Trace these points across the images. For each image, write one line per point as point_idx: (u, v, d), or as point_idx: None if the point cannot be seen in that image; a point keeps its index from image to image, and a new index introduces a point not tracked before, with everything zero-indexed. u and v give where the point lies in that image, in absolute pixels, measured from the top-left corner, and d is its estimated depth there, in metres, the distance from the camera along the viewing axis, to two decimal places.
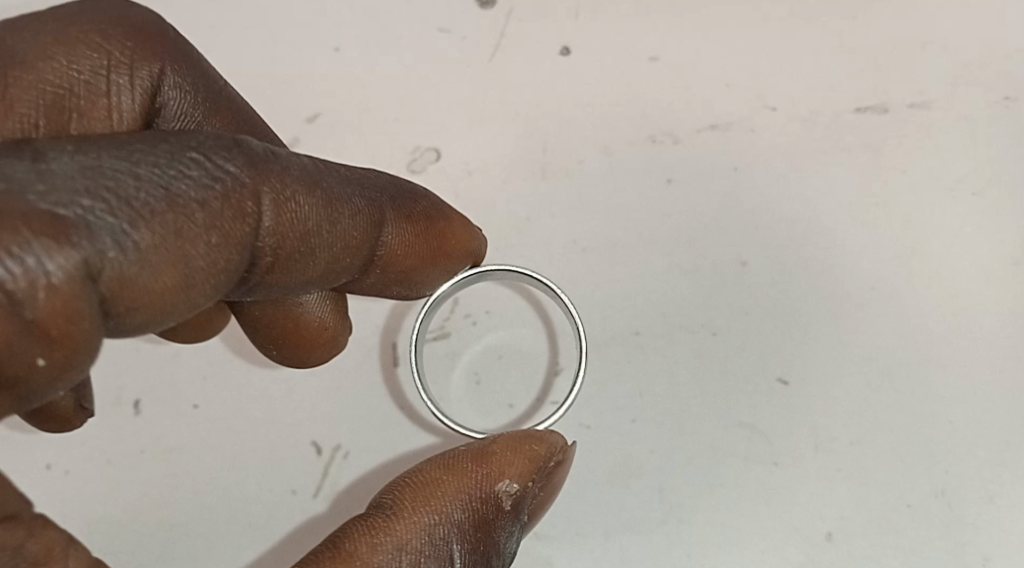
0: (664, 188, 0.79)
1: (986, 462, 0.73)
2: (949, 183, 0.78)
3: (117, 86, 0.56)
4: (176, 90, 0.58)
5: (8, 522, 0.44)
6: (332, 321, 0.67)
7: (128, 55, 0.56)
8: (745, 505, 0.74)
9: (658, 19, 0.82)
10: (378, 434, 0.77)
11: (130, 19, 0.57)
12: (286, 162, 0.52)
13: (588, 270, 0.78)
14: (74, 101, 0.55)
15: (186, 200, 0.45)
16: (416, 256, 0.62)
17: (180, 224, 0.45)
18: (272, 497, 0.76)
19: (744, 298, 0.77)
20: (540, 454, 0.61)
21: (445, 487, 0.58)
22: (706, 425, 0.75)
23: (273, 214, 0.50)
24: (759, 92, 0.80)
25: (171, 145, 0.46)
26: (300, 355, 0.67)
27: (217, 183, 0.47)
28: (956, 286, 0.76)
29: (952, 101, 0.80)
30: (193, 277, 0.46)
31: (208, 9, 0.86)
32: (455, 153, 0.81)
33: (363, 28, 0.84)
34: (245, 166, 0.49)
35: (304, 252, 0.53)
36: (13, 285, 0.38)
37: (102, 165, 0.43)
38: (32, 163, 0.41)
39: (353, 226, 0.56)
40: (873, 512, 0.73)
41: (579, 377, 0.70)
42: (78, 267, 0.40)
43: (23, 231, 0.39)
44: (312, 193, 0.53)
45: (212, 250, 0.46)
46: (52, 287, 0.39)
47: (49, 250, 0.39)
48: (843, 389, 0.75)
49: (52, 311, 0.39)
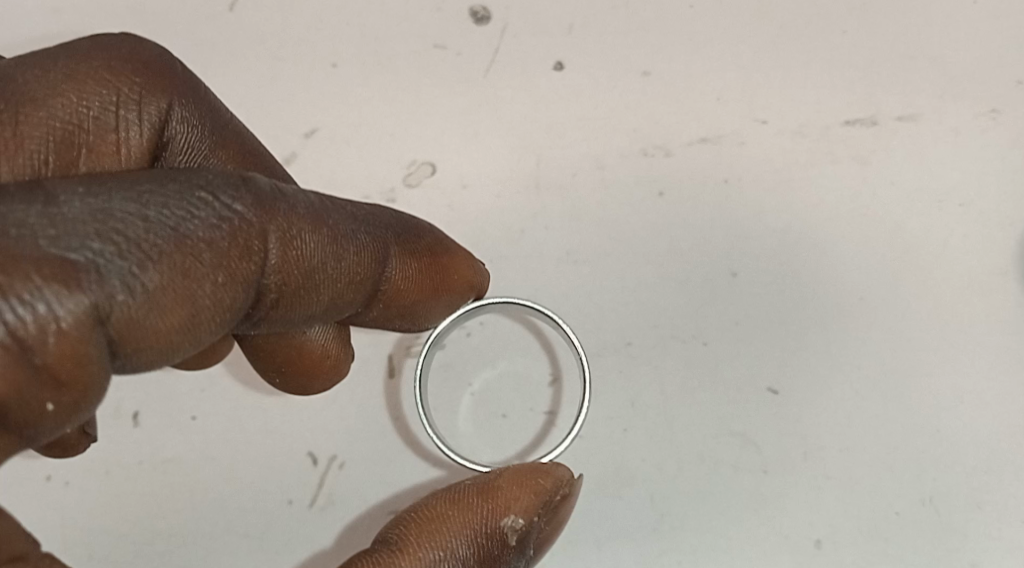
0: (655, 202, 0.75)
1: (974, 469, 0.69)
2: (937, 193, 0.73)
3: (127, 122, 0.53)
4: (183, 124, 0.56)
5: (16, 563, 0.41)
6: (335, 349, 0.63)
7: (138, 91, 0.54)
8: (736, 512, 0.69)
9: (652, 35, 0.78)
10: (377, 445, 0.72)
11: (139, 55, 0.55)
12: (294, 198, 0.48)
13: (580, 281, 0.74)
14: (84, 138, 0.52)
15: (195, 241, 0.42)
16: (421, 291, 0.59)
17: (186, 264, 0.42)
18: (267, 507, 0.72)
19: (735, 308, 0.72)
20: (545, 488, 0.58)
21: (450, 522, 0.55)
22: (698, 434, 0.71)
23: (279, 252, 0.47)
24: (750, 104, 0.76)
25: (179, 183, 0.43)
26: (302, 382, 0.64)
27: (224, 223, 0.44)
28: (981, 292, 0.71)
29: (975, 101, 0.75)
30: (199, 316, 0.43)
31: (205, 21, 0.82)
32: (451, 168, 0.77)
33: (359, 44, 0.80)
34: (254, 205, 0.45)
35: (313, 290, 0.50)
36: (24, 332, 0.37)
37: (111, 208, 0.40)
38: (43, 207, 0.39)
39: (360, 264, 0.53)
40: (861, 519, 0.68)
41: (582, 413, 0.66)
42: (88, 312, 0.38)
43: (35, 278, 0.37)
44: (321, 230, 0.49)
45: (218, 290, 0.43)
46: (62, 332, 0.38)
47: (60, 297, 0.38)
48: (868, 393, 0.70)
49: (61, 355, 0.38)
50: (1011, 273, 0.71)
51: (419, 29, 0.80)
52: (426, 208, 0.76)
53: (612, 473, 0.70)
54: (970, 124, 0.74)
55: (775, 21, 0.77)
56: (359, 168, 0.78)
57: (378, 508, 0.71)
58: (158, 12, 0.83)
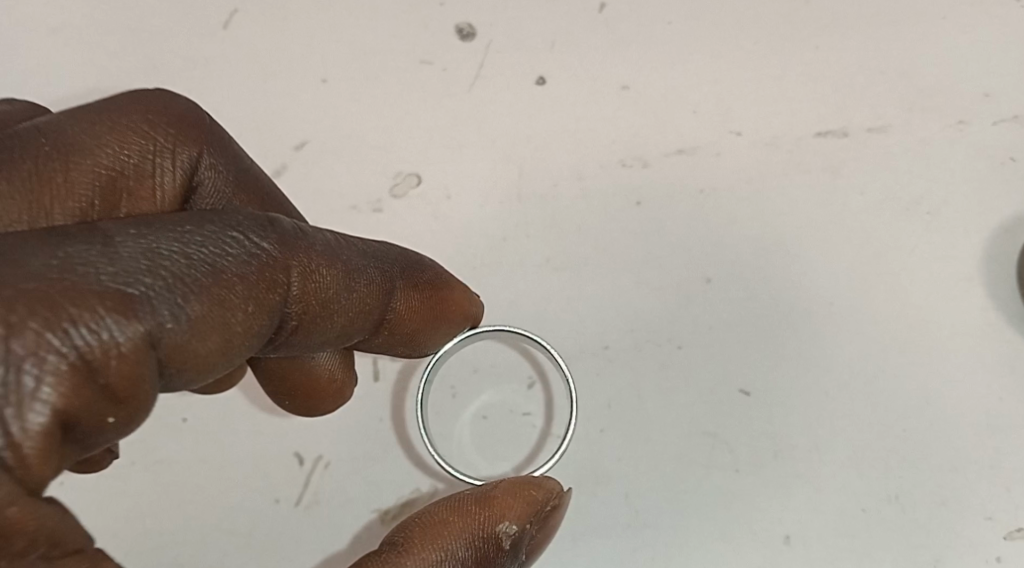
0: (633, 211, 0.77)
1: (939, 468, 0.71)
2: (905, 202, 0.76)
3: (162, 168, 0.54)
4: (212, 170, 0.57)
5: (75, 555, 0.41)
6: (340, 374, 0.66)
7: (173, 140, 0.55)
8: (708, 510, 0.71)
9: (632, 50, 0.81)
10: (360, 446, 0.74)
11: (173, 106, 0.56)
12: (313, 237, 0.52)
13: (560, 288, 0.76)
14: (124, 183, 0.53)
15: (229, 275, 0.46)
16: (422, 320, 0.62)
17: (223, 296, 0.45)
18: (254, 506, 0.74)
19: (709, 313, 0.75)
20: (537, 498, 0.60)
21: (451, 526, 0.57)
22: (672, 434, 0.73)
23: (300, 285, 0.51)
24: (725, 116, 0.79)
25: (215, 224, 0.46)
26: (308, 405, 0.66)
27: (254, 260, 0.47)
28: (947, 297, 0.74)
29: (943, 113, 0.77)
30: (233, 341, 0.46)
31: (200, 38, 0.85)
32: (435, 179, 0.80)
33: (349, 61, 0.83)
34: (278, 244, 0.49)
35: (327, 318, 0.53)
36: (89, 354, 0.40)
37: (159, 247, 0.44)
38: (101, 247, 0.42)
39: (371, 295, 0.56)
40: (829, 516, 0.71)
41: (569, 434, 0.69)
42: (142, 338, 0.42)
43: (98, 309, 0.40)
44: (336, 265, 0.53)
45: (249, 318, 0.47)
46: (122, 355, 0.41)
47: (120, 325, 0.41)
48: (837, 394, 0.73)
49: (121, 375, 0.41)
50: (976, 279, 0.74)
51: (406, 46, 0.83)
52: (412, 219, 0.79)
53: (589, 473, 0.73)
54: (938, 135, 0.77)
55: (750, 36, 0.80)
56: (347, 178, 0.81)
57: (362, 506, 0.73)
58: (156, 29, 0.86)
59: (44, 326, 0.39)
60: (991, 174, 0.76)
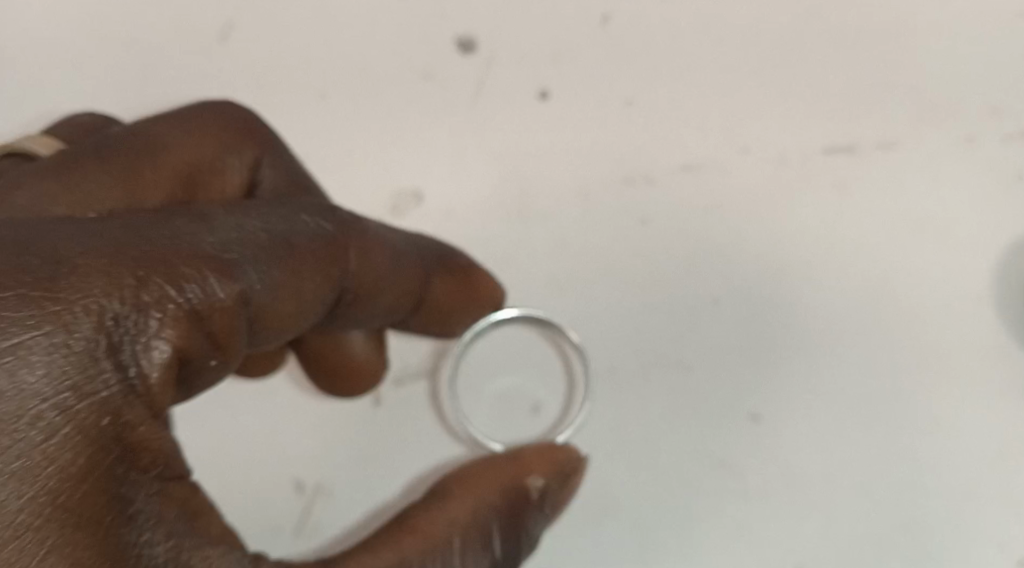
0: (639, 230, 0.76)
1: (950, 495, 0.70)
2: (915, 220, 0.74)
3: (232, 164, 0.63)
4: (272, 168, 0.65)
5: (178, 481, 0.47)
6: (376, 357, 0.71)
7: (239, 140, 0.63)
8: (717, 539, 0.71)
9: (635, 62, 0.79)
10: (364, 474, 0.74)
11: (239, 113, 0.64)
12: (365, 224, 0.59)
13: (565, 310, 0.75)
14: (200, 176, 0.61)
15: (301, 249, 0.53)
16: (457, 302, 0.69)
17: (297, 267, 0.52)
18: (257, 536, 0.74)
19: (716, 335, 0.74)
20: (561, 459, 0.63)
21: (483, 478, 0.60)
22: (679, 461, 0.72)
23: (356, 262, 0.58)
24: (731, 131, 0.77)
25: (287, 207, 0.54)
26: (347, 388, 0.71)
27: (321, 236, 0.54)
28: (957, 317, 0.72)
29: (953, 127, 0.76)
30: (303, 308, 0.54)
31: (195, 55, 0.83)
32: (438, 198, 0.78)
33: (346, 74, 0.81)
34: (337, 226, 0.56)
35: (376, 294, 0.61)
36: (201, 307, 0.47)
37: (245, 224, 0.50)
38: (202, 221, 0.49)
39: (411, 277, 0.64)
40: (838, 545, 0.70)
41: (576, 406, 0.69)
42: (238, 295, 0.49)
43: (205, 270, 0.47)
44: (384, 247, 0.61)
45: (317, 287, 0.54)
46: (224, 309, 0.48)
47: (222, 283, 0.48)
48: (847, 418, 0.72)
49: (223, 325, 0.48)
50: (988, 299, 0.73)
51: (405, 58, 0.81)
52: None
53: (597, 500, 0.72)
54: (948, 151, 0.75)
55: (755, 48, 0.78)
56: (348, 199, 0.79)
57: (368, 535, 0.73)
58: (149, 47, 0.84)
59: (165, 279, 0.45)
60: (1003, 190, 0.74)
